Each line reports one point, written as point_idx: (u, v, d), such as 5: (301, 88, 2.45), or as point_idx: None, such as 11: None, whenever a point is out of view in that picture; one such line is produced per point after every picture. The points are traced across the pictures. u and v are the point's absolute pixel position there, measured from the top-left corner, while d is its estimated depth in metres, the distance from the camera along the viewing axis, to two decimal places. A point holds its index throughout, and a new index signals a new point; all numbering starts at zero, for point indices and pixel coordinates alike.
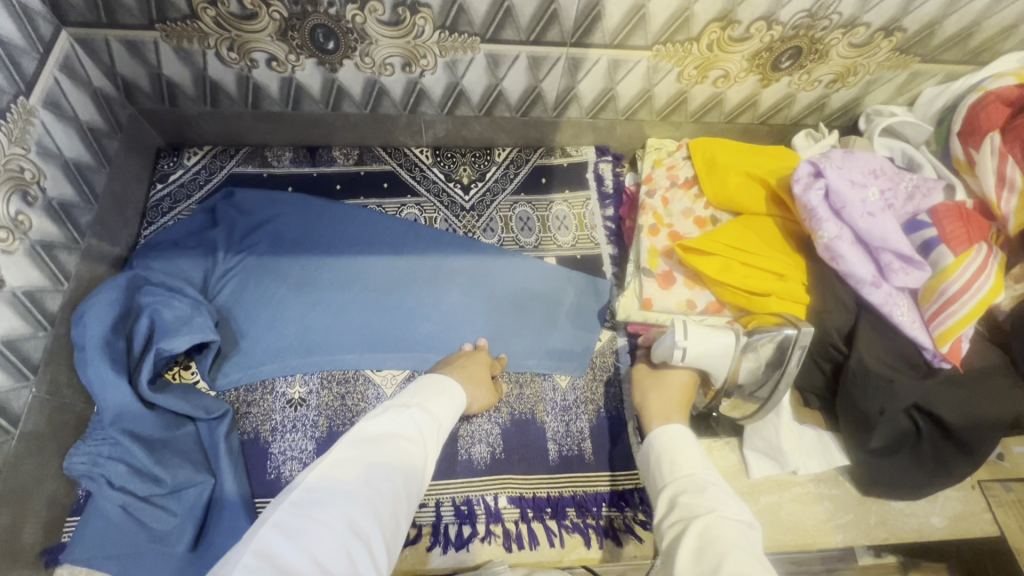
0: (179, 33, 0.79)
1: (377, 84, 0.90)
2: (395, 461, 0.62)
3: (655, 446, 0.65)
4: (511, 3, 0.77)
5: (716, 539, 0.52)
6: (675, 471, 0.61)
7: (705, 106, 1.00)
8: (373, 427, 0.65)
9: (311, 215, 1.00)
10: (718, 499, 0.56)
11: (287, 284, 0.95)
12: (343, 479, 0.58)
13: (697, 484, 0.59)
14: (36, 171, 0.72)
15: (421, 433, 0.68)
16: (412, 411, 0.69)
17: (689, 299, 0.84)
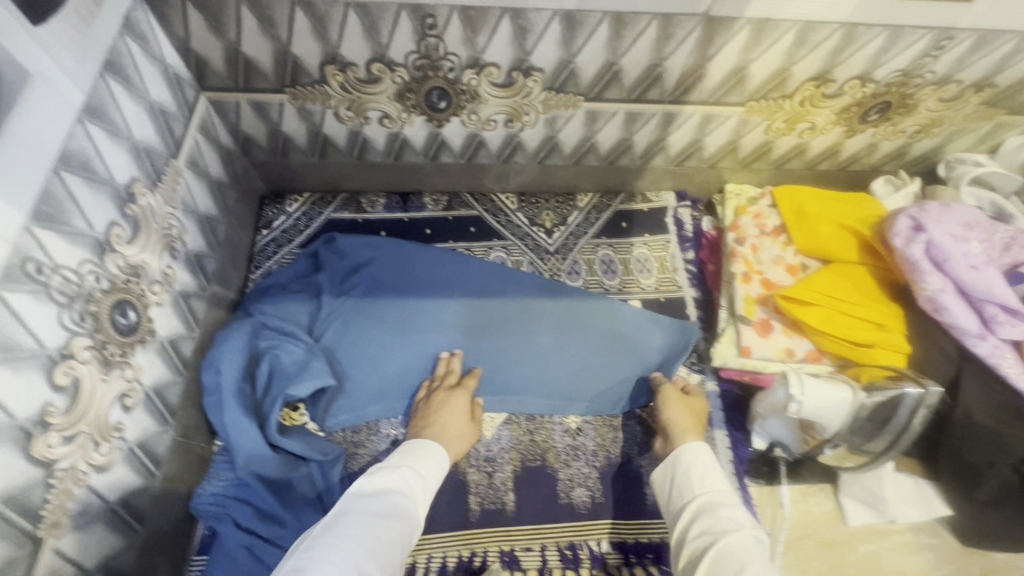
0: (305, 95, 0.84)
1: (477, 137, 0.95)
2: (390, 514, 0.67)
3: (683, 466, 0.76)
4: (620, 66, 0.81)
5: (736, 550, 0.61)
6: (699, 492, 0.72)
7: (788, 155, 1.03)
8: (367, 483, 0.70)
9: (405, 259, 1.04)
10: (738, 518, 0.67)
11: (385, 326, 0.97)
12: (341, 531, 0.63)
13: (723, 503, 0.69)
14: (180, 227, 0.77)
15: (410, 487, 0.72)
16: (402, 469, 0.74)
17: (788, 347, 0.86)
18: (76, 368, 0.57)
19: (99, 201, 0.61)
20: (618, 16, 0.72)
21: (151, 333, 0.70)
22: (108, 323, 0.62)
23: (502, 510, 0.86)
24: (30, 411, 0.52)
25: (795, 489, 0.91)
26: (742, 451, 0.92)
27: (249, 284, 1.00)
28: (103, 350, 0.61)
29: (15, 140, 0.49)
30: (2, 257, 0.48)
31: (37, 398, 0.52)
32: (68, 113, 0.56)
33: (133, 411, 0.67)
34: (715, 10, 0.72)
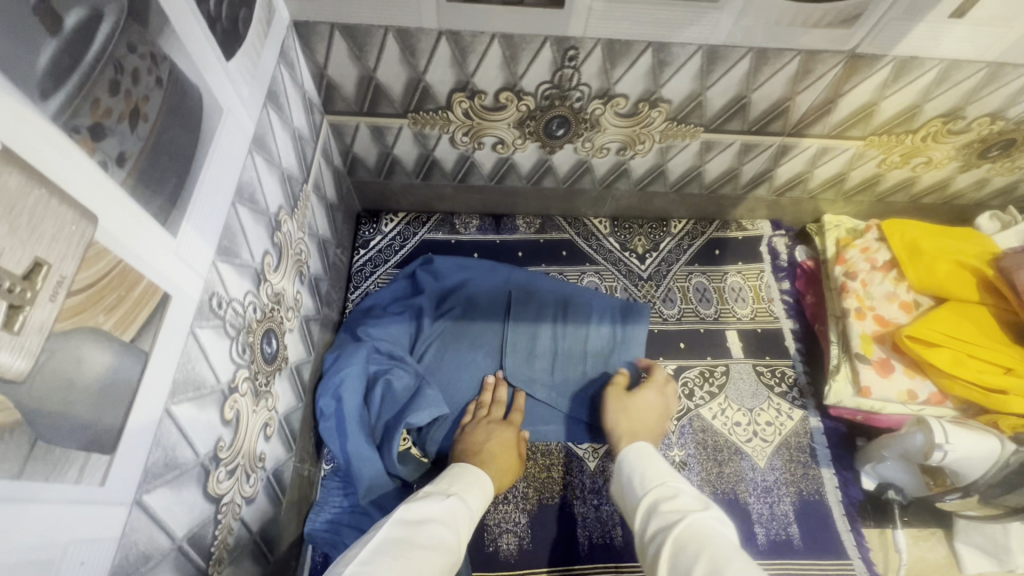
0: (426, 120, 0.83)
1: (586, 164, 0.94)
2: (433, 546, 0.59)
3: (630, 461, 0.72)
4: (749, 100, 0.80)
5: (694, 537, 0.55)
6: (644, 486, 0.67)
7: (894, 188, 1.01)
8: (412, 511, 0.62)
9: (499, 281, 1.01)
10: (695, 505, 0.61)
11: (483, 351, 0.95)
12: (381, 559, 0.54)
13: (666, 493, 0.64)
14: (307, 251, 0.77)
15: (455, 521, 0.64)
16: (452, 500, 0.67)
17: (910, 389, 0.84)
18: (238, 401, 0.57)
19: (259, 231, 0.60)
20: (762, 51, 0.71)
21: (285, 360, 0.70)
22: (259, 353, 0.62)
23: (611, 544, 0.85)
24: (208, 448, 0.51)
25: (908, 532, 0.88)
26: (853, 491, 0.90)
27: (348, 304, 1.00)
28: (255, 380, 0.61)
29: (211, 176, 0.49)
30: (198, 294, 0.48)
31: (212, 435, 0.52)
32: (243, 145, 0.56)
33: (271, 439, 0.66)
34: (864, 47, 0.71)
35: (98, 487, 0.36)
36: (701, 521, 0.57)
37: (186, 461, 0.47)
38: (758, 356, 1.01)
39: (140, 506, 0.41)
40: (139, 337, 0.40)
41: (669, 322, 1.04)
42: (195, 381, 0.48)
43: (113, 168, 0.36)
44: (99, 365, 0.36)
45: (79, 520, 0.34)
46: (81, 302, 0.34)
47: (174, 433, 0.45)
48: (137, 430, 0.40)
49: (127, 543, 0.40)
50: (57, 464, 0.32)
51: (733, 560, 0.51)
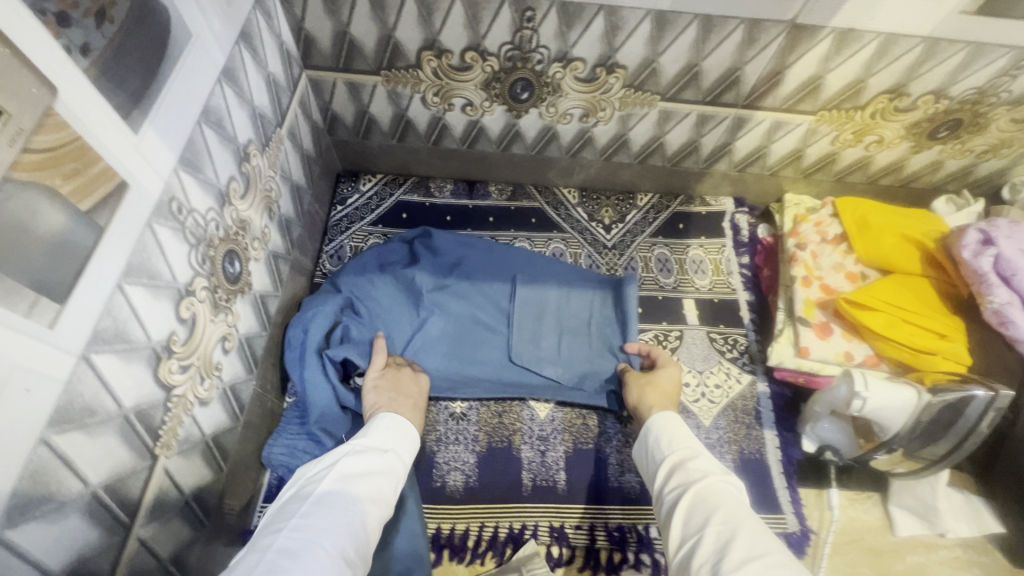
0: (398, 78, 0.89)
1: (551, 130, 0.99)
2: (373, 498, 0.61)
3: (656, 423, 0.75)
4: (700, 68, 0.84)
5: (710, 500, 0.59)
6: (667, 446, 0.71)
7: (850, 168, 1.05)
8: (350, 462, 0.64)
9: (496, 257, 1.03)
10: (713, 467, 0.64)
11: (481, 325, 0.98)
12: (322, 512, 0.56)
13: (689, 454, 0.68)
14: (278, 191, 0.82)
15: (392, 471, 0.67)
16: (388, 454, 0.68)
17: (847, 350, 0.87)
18: (195, 305, 0.62)
19: (225, 156, 0.66)
20: (707, 19, 0.76)
21: (249, 285, 0.75)
22: (220, 269, 0.67)
23: (554, 487, 0.89)
24: (161, 336, 0.56)
25: (843, 494, 0.91)
26: (792, 452, 0.93)
27: (322, 255, 1.05)
28: (214, 293, 0.66)
29: (175, 91, 0.55)
30: (157, 193, 0.54)
31: (166, 327, 0.57)
32: (212, 73, 0.61)
33: (229, 354, 0.72)
34: (803, 18, 0.75)
35: (47, 328, 0.41)
36: (722, 485, 0.61)
37: (137, 339, 0.52)
38: (712, 323, 1.05)
39: (87, 363, 0.46)
40: (96, 212, 0.46)
41: None
42: (149, 271, 0.53)
43: (77, 56, 0.42)
44: (53, 222, 0.41)
45: (26, 350, 0.40)
46: (39, 161, 0.39)
47: (126, 310, 0.50)
48: (89, 293, 0.45)
49: (74, 391, 0.45)
50: (10, 292, 0.38)
51: (745, 525, 0.55)
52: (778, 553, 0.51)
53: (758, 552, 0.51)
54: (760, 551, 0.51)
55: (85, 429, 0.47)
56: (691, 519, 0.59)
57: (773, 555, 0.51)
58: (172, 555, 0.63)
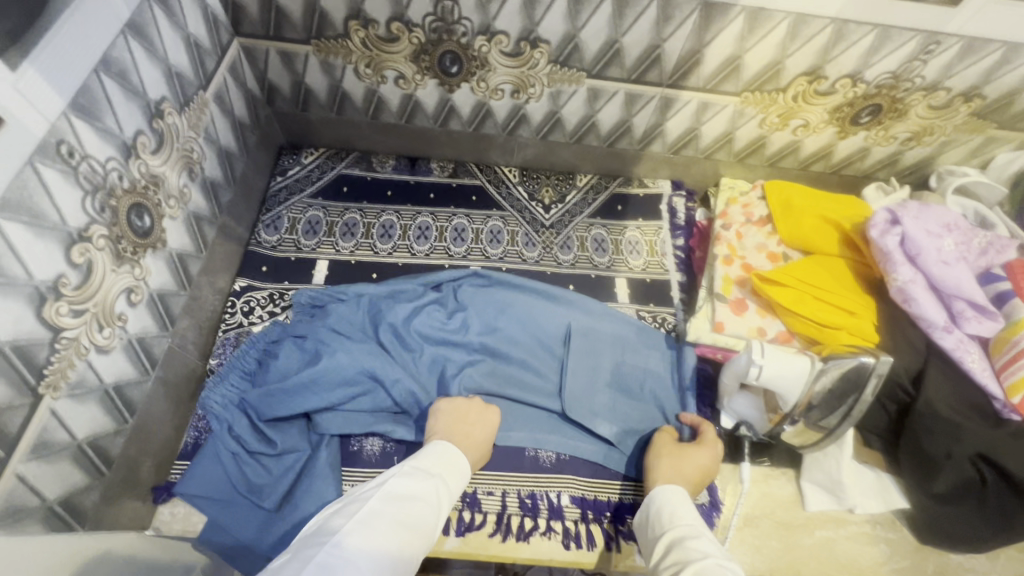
0: (328, 48, 0.91)
1: (485, 106, 1.01)
2: (416, 529, 0.59)
3: (665, 498, 0.71)
4: (621, 45, 0.86)
5: None
6: (675, 522, 0.65)
7: (781, 152, 1.07)
8: (398, 485, 0.63)
9: (549, 304, 1.01)
10: (712, 549, 0.59)
11: (529, 373, 0.96)
12: (363, 537, 0.54)
13: (692, 533, 0.62)
14: (201, 152, 0.83)
15: (437, 501, 0.65)
16: (434, 480, 0.66)
17: (760, 326, 0.89)
18: (92, 252, 0.63)
19: (131, 109, 0.67)
20: None
21: (162, 242, 0.76)
22: (125, 221, 0.68)
23: None
24: (46, 276, 0.57)
25: (757, 469, 0.93)
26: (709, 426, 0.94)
27: (259, 225, 1.06)
28: (117, 243, 0.67)
29: (65, 37, 0.56)
30: (42, 134, 0.55)
31: (53, 268, 0.58)
32: (114, 25, 0.63)
33: (137, 307, 0.73)
34: None
35: None
36: (723, 568, 0.55)
37: (15, 275, 0.53)
38: (642, 302, 1.07)
39: None
40: None
41: (563, 266, 1.10)
42: (32, 209, 0.54)
43: None
44: None
45: None
46: None
47: (1, 243, 0.52)
48: None
49: None
50: None
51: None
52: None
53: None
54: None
55: None
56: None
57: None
58: (61, 498, 0.64)
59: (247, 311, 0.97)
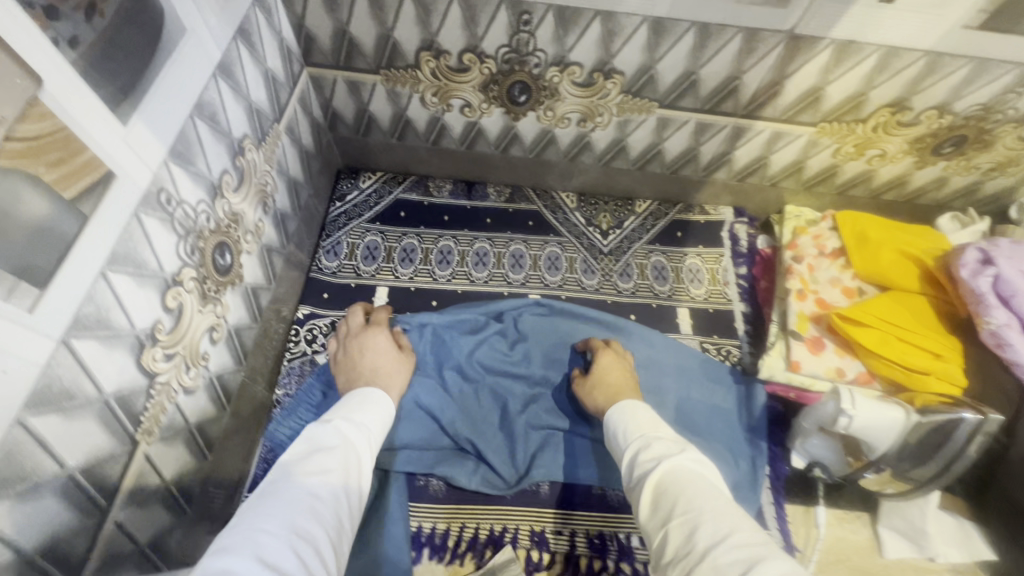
0: (397, 78, 0.90)
1: (549, 133, 0.99)
2: (326, 470, 0.61)
3: (620, 414, 0.77)
4: (698, 76, 0.84)
5: (670, 486, 0.60)
6: (630, 437, 0.72)
7: (853, 181, 1.03)
8: (296, 447, 0.63)
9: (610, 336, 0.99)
10: (670, 450, 0.66)
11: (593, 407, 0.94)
12: (266, 498, 0.55)
13: (642, 444, 0.69)
14: (274, 185, 0.83)
15: (344, 437, 0.67)
16: (333, 426, 0.68)
17: (839, 367, 0.86)
18: (182, 295, 0.63)
19: (219, 150, 0.67)
20: (705, 27, 0.76)
21: (240, 278, 0.77)
22: (210, 261, 0.69)
23: (536, 491, 0.88)
24: (145, 324, 0.57)
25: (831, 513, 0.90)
26: (780, 467, 0.91)
27: (319, 251, 1.07)
28: (203, 284, 0.67)
29: (167, 85, 0.56)
30: (146, 184, 0.55)
31: (151, 315, 0.58)
32: (207, 68, 0.63)
33: (217, 344, 0.73)
34: (802, 28, 0.75)
35: (26, 312, 0.43)
36: (681, 467, 0.63)
37: (119, 327, 0.53)
38: (705, 334, 1.04)
39: (68, 348, 0.48)
40: (80, 201, 0.47)
41: (624, 295, 1.08)
42: (136, 260, 0.55)
43: (65, 48, 0.43)
44: (36, 208, 0.42)
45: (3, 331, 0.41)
46: (20, 148, 0.40)
47: (110, 298, 0.52)
48: (69, 282, 0.46)
49: (52, 374, 0.46)
50: None
51: (708, 510, 0.55)
52: (738, 528, 0.53)
53: (719, 533, 0.52)
54: (723, 530, 0.53)
55: (63, 412, 0.48)
56: (654, 509, 0.60)
57: (735, 532, 0.52)
58: (150, 539, 0.64)
59: (311, 339, 0.97)
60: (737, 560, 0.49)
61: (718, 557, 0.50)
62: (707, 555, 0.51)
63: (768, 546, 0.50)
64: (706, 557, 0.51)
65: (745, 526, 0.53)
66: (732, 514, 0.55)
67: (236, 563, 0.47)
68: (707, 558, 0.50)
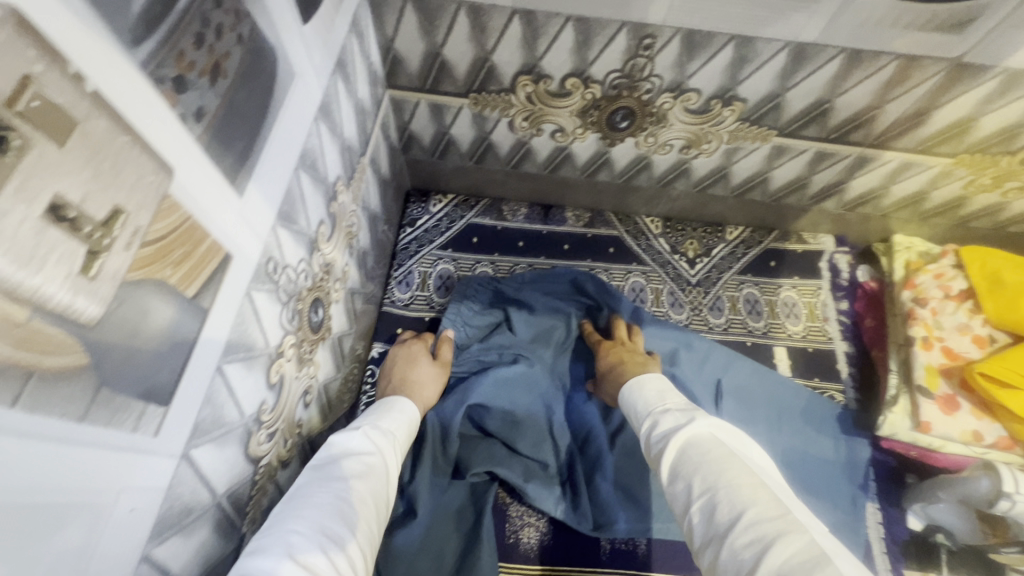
0: (487, 102, 0.81)
1: (645, 159, 0.91)
2: (359, 474, 0.54)
3: (629, 392, 0.69)
4: (832, 105, 0.74)
5: (683, 464, 0.52)
6: (641, 415, 0.64)
7: (977, 212, 0.94)
8: (325, 450, 0.57)
9: (725, 356, 0.91)
10: (679, 421, 0.57)
11: None
12: (296, 500, 0.49)
13: (651, 423, 0.60)
14: (357, 225, 0.77)
15: (377, 445, 0.59)
16: (364, 428, 0.61)
17: (976, 429, 0.79)
18: (283, 366, 0.57)
19: (317, 200, 0.60)
20: (856, 53, 0.66)
21: (328, 331, 0.71)
22: (306, 321, 0.62)
23: (634, 552, 0.77)
24: (253, 410, 0.51)
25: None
26: (898, 530, 0.82)
27: (390, 281, 1.00)
28: (300, 348, 0.61)
29: (279, 139, 0.49)
30: (256, 257, 0.48)
31: (257, 397, 0.52)
32: (310, 111, 0.55)
33: (308, 406, 0.68)
34: (971, 56, 0.65)
35: (152, 437, 0.36)
36: (694, 437, 0.54)
37: (230, 418, 0.47)
38: (806, 376, 0.96)
39: (187, 459, 0.42)
40: (201, 295, 0.40)
41: (715, 331, 0.99)
42: (247, 343, 0.48)
43: (191, 123, 0.36)
44: (163, 318, 0.36)
45: (130, 468, 0.35)
46: (152, 253, 0.33)
47: (224, 393, 0.45)
48: (189, 388, 0.40)
49: (173, 493, 0.40)
50: (118, 410, 0.33)
51: (726, 489, 0.47)
52: (756, 499, 0.45)
53: (737, 510, 0.45)
54: (739, 505, 0.45)
55: (183, 530, 0.43)
56: (673, 487, 0.52)
57: (752, 506, 0.44)
58: None
59: None
60: (754, 540, 0.42)
61: (738, 541, 0.43)
62: (725, 538, 0.44)
63: (788, 518, 0.42)
64: (725, 540, 0.43)
65: (765, 493, 0.45)
66: (748, 480, 0.47)
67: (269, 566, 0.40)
68: (727, 542, 0.43)
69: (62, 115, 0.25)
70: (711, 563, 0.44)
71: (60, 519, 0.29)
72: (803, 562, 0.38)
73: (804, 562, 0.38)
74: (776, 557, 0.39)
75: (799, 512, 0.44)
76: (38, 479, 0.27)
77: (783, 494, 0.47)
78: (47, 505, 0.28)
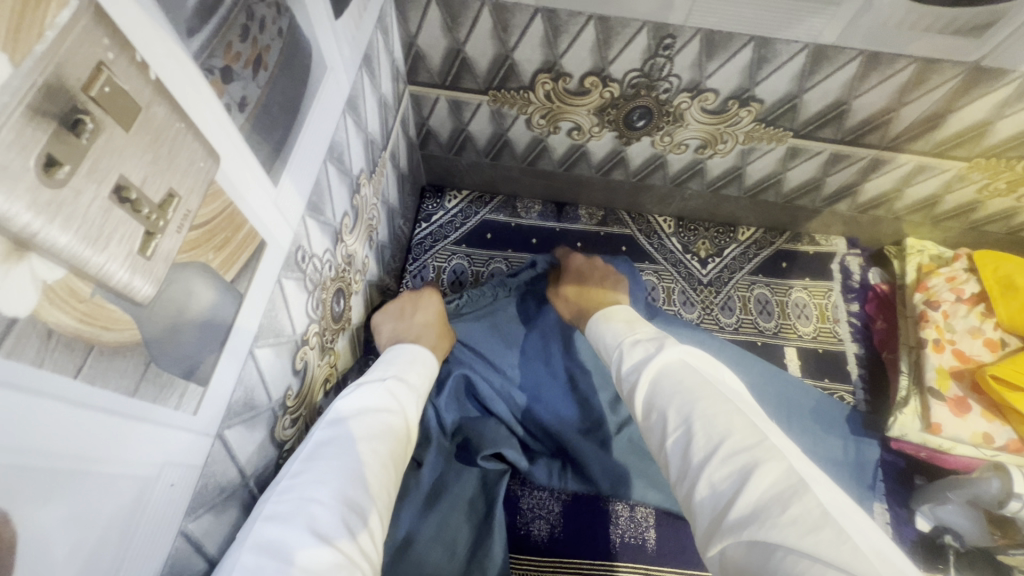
0: (505, 99, 0.83)
1: (660, 158, 0.92)
2: (379, 433, 0.54)
3: (596, 324, 0.69)
4: (849, 107, 0.75)
5: (658, 396, 0.52)
6: (611, 347, 0.64)
7: (990, 217, 0.95)
8: (347, 403, 0.57)
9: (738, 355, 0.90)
10: (648, 349, 0.58)
11: None
12: (319, 458, 0.49)
13: (620, 354, 0.60)
14: (377, 218, 0.78)
15: (398, 402, 0.60)
16: (385, 383, 0.61)
17: (987, 432, 0.79)
18: (307, 354, 0.58)
19: (342, 191, 0.62)
20: (874, 56, 0.67)
21: (348, 321, 0.72)
22: (329, 310, 0.64)
23: (643, 546, 0.78)
24: (279, 395, 0.53)
25: None
26: (906, 530, 0.83)
27: (404, 275, 1.01)
28: (323, 336, 0.63)
29: (311, 130, 0.50)
30: (287, 244, 0.49)
31: (283, 382, 0.53)
32: (339, 105, 0.57)
33: (327, 395, 0.69)
34: (990, 60, 0.66)
35: (192, 415, 0.38)
36: (667, 366, 0.54)
37: (260, 401, 0.49)
38: (816, 377, 0.96)
39: (221, 440, 0.43)
40: (237, 282, 0.41)
41: (726, 330, 1.00)
42: (276, 329, 0.50)
43: (235, 112, 0.37)
44: (206, 302, 0.37)
45: (173, 443, 0.36)
46: (198, 237, 0.34)
47: (255, 376, 0.47)
48: (226, 369, 0.41)
49: (208, 471, 0.42)
50: (163, 387, 0.34)
51: (703, 416, 0.47)
52: (731, 430, 0.45)
53: (714, 441, 0.45)
54: (715, 436, 0.45)
55: (214, 509, 0.44)
56: (649, 420, 0.52)
57: (728, 436, 0.45)
58: None
59: None
60: (732, 471, 0.42)
61: (715, 475, 0.43)
62: (703, 471, 0.44)
63: (763, 447, 0.43)
64: (702, 474, 0.44)
65: (738, 421, 0.46)
66: (724, 409, 0.47)
67: (291, 538, 0.42)
68: (704, 476, 0.44)
69: (128, 102, 0.27)
70: (687, 495, 0.45)
71: (110, 489, 0.31)
72: (782, 493, 0.39)
73: (782, 492, 0.39)
74: (753, 490, 0.40)
75: (775, 437, 0.44)
76: (94, 450, 0.29)
77: (758, 418, 0.47)
78: (103, 476, 0.30)
